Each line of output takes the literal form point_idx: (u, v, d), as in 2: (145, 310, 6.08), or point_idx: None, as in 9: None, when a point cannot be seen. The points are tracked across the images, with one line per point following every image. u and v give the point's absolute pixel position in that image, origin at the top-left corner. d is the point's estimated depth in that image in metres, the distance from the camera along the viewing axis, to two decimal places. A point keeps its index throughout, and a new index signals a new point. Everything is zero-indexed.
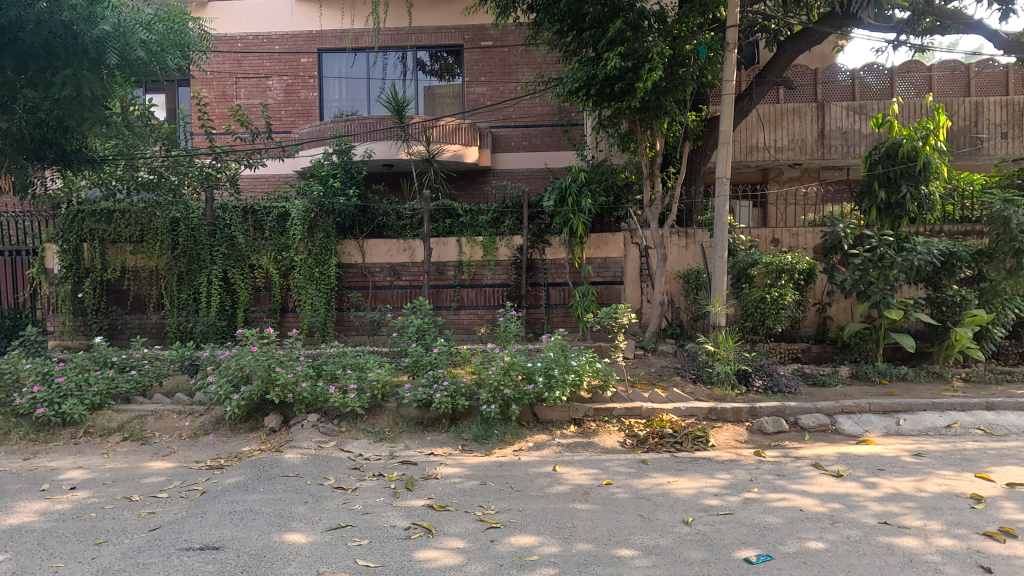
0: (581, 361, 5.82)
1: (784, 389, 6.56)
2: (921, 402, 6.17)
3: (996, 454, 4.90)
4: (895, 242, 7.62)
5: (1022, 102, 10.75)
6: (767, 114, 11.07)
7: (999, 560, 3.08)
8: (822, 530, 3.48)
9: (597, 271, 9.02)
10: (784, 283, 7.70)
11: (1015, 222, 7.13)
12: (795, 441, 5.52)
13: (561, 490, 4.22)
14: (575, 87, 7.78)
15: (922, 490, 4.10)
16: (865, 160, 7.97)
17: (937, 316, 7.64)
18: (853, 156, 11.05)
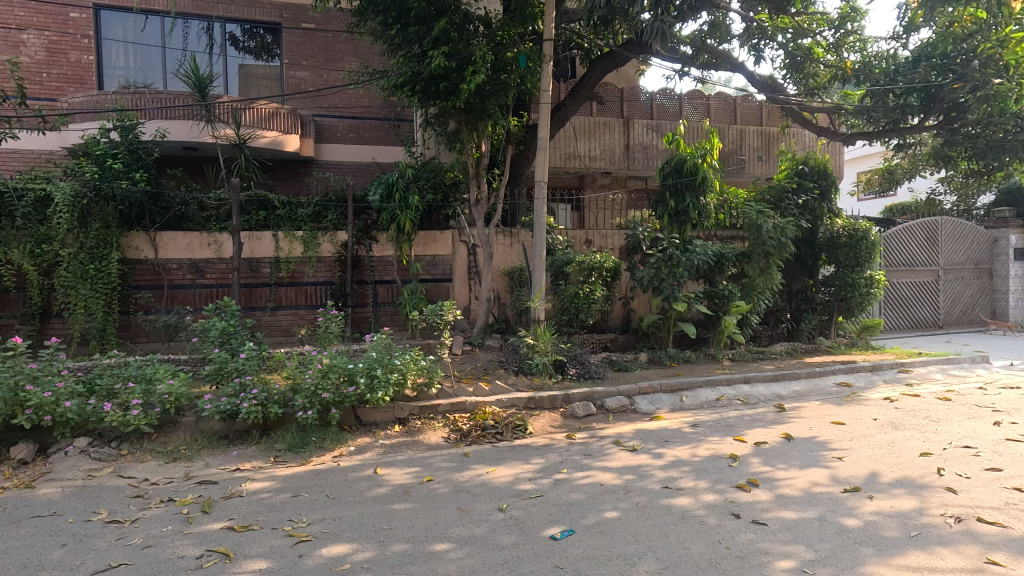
0: (405, 359, 5.76)
1: (594, 375, 7.25)
2: (699, 379, 7.29)
3: (749, 419, 5.98)
4: (681, 244, 8.86)
5: (771, 132, 13.26)
6: (582, 125, 12.09)
7: (745, 507, 3.75)
8: (617, 501, 3.90)
9: (425, 269, 9.00)
10: (594, 279, 8.49)
11: (765, 229, 8.78)
12: (601, 422, 6.11)
13: (380, 492, 4.12)
14: (400, 82, 7.64)
15: (695, 455, 4.84)
16: (659, 172, 9.14)
17: (712, 308, 9.08)
18: (652, 168, 12.61)
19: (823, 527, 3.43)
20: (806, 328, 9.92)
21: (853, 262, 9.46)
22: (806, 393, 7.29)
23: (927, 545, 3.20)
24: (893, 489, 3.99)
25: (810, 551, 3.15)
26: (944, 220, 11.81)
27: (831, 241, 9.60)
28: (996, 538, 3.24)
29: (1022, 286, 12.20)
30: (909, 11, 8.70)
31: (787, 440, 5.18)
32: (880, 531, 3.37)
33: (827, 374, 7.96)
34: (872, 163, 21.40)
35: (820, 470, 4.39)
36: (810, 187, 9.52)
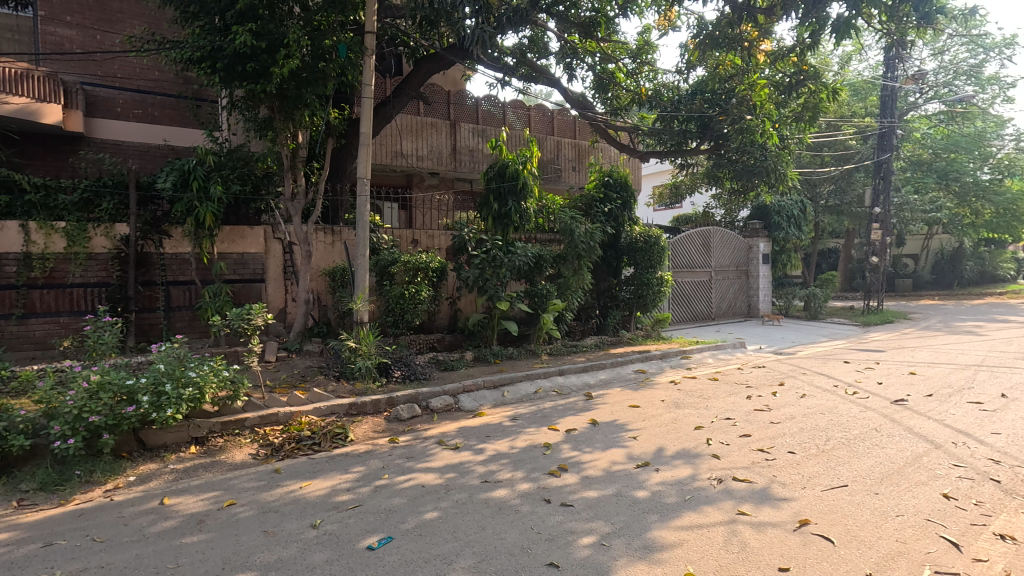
0: (203, 371, 5.08)
1: (419, 376, 7.20)
2: (520, 374, 7.70)
3: (562, 409, 6.48)
4: (503, 245, 9.26)
5: (583, 145, 14.55)
6: (409, 124, 11.96)
7: (555, 491, 4.04)
8: (437, 501, 3.91)
9: (231, 268, 8.08)
10: (420, 279, 8.45)
11: (577, 234, 9.59)
12: (425, 422, 6.09)
13: (167, 526, 3.57)
14: (197, 57, 6.75)
15: (513, 447, 5.08)
16: (483, 176, 9.44)
17: (532, 306, 9.65)
18: (477, 172, 12.98)
19: (619, 501, 3.85)
20: (611, 323, 11.11)
21: (648, 265, 10.83)
22: (610, 380, 8.17)
23: (697, 505, 3.78)
24: (675, 460, 4.65)
25: (608, 525, 3.50)
26: (714, 229, 14.12)
27: (630, 246, 10.87)
28: (745, 492, 3.96)
29: (768, 284, 15.14)
30: (688, 51, 10.23)
31: (593, 426, 5.72)
32: (663, 498, 3.89)
33: (627, 362, 9.01)
34: (663, 178, 24.80)
35: (618, 450, 4.93)
36: (614, 197, 10.66)
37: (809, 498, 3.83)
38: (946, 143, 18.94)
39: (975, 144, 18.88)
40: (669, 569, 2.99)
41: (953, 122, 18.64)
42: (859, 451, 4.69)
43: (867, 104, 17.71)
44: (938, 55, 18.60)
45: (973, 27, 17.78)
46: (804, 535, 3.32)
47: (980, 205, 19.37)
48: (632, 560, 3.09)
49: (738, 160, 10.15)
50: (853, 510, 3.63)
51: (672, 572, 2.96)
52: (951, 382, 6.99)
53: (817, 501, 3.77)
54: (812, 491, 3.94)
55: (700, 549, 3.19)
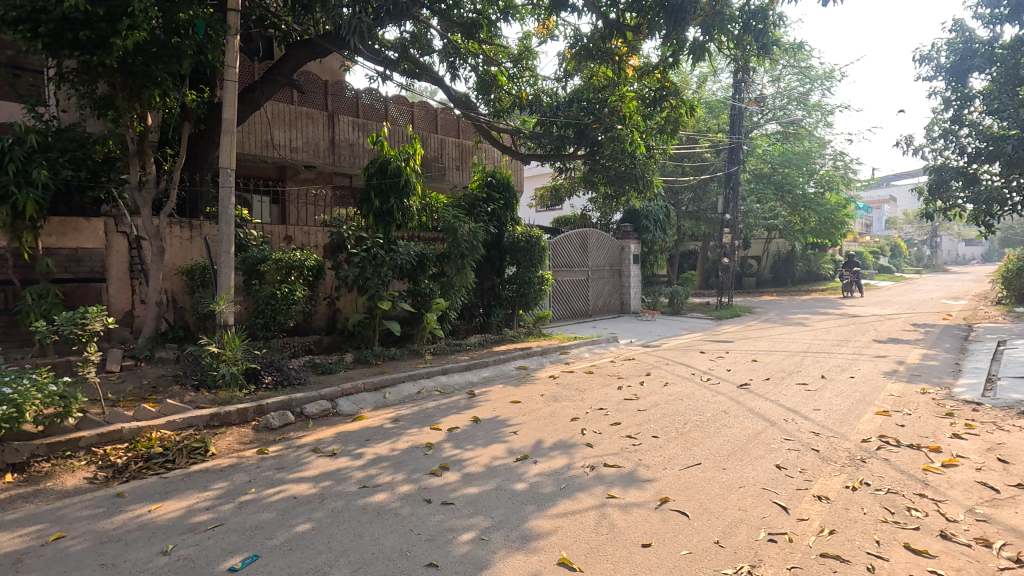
0: (22, 385, 4.34)
1: (293, 381, 6.78)
2: (402, 375, 7.55)
3: (444, 408, 6.46)
4: (385, 244, 9.02)
5: (467, 144, 14.60)
6: (281, 113, 11.20)
7: (436, 491, 4.03)
8: (311, 511, 3.71)
9: (62, 266, 7.16)
10: (293, 278, 7.95)
11: (461, 233, 9.62)
12: (299, 430, 5.74)
13: None
14: (13, 18, 5.75)
15: (394, 449, 4.97)
16: (363, 172, 9.11)
17: (416, 305, 9.51)
18: (357, 167, 12.49)
19: (499, 495, 3.93)
20: (494, 321, 11.29)
21: (529, 264, 11.15)
22: (492, 377, 8.30)
23: (571, 492, 3.98)
24: (552, 451, 4.85)
25: (488, 519, 3.56)
26: (591, 231, 14.93)
27: (513, 245, 11.11)
28: (614, 476, 4.24)
29: (638, 283, 16.30)
30: (565, 60, 10.71)
31: (475, 423, 5.77)
32: (541, 489, 4.04)
33: (510, 359, 9.22)
34: (543, 181, 25.73)
35: (499, 445, 5.03)
36: (497, 197, 10.83)
37: (669, 477, 4.20)
38: (781, 159, 21.73)
39: (803, 162, 21.90)
40: (545, 556, 3.12)
41: (786, 141, 21.46)
42: (711, 431, 5.23)
43: (719, 121, 19.78)
44: (775, 82, 21.28)
45: (802, 60, 20.58)
46: (664, 512, 3.64)
47: (807, 214, 22.52)
48: (510, 551, 3.17)
49: (610, 166, 10.81)
50: (705, 485, 4.04)
51: (547, 559, 3.08)
52: (784, 367, 8.05)
53: (676, 480, 4.14)
54: (672, 471, 4.33)
55: (573, 534, 3.36)
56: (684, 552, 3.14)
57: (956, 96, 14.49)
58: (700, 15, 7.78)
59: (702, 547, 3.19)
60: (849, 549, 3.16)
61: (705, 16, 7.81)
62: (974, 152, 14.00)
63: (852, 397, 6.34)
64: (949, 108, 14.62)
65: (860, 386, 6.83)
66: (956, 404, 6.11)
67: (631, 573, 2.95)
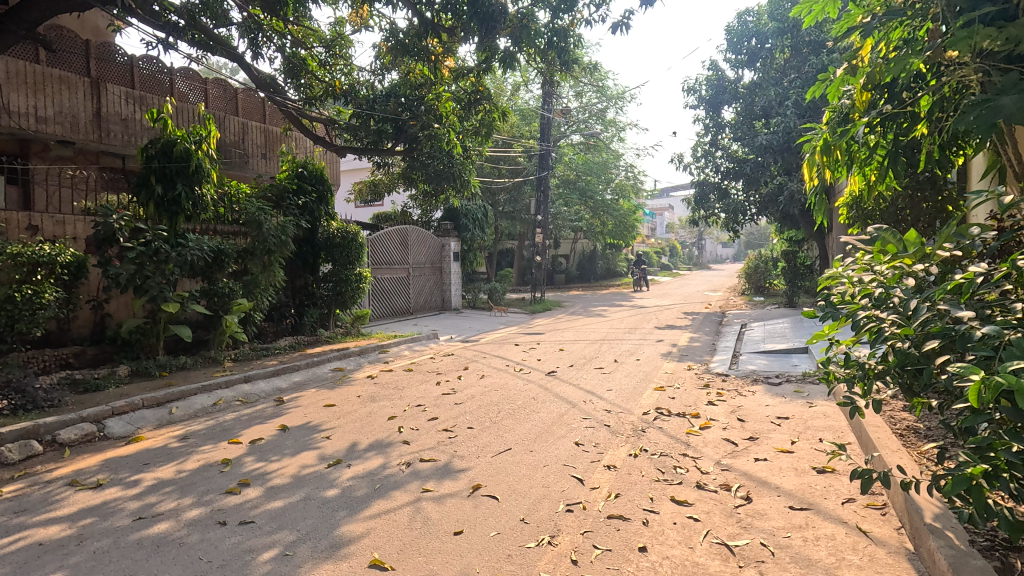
0: None
1: (41, 404, 5.55)
2: (193, 386, 6.67)
3: (247, 419, 5.86)
4: (169, 237, 7.84)
5: (274, 131, 13.42)
6: (20, 72, 9.05)
7: (233, 511, 3.64)
8: (64, 557, 3.08)
9: None
10: (40, 277, 6.48)
11: (265, 227, 8.82)
12: (50, 461, 4.71)
13: None
14: None
15: (181, 471, 4.37)
16: (140, 153, 7.81)
17: (212, 307, 8.46)
18: (134, 146, 10.66)
19: (307, 505, 3.71)
20: (308, 322, 10.57)
21: (346, 261, 10.67)
22: (304, 382, 7.78)
23: (386, 492, 3.92)
24: (367, 453, 4.72)
25: (293, 532, 3.33)
26: (411, 228, 14.87)
27: (327, 241, 10.52)
28: (429, 470, 4.30)
29: (458, 280, 16.68)
30: (381, 52, 10.45)
31: (282, 432, 5.35)
32: (353, 492, 3.91)
33: (324, 361, 8.73)
34: (361, 175, 24.87)
35: (310, 452, 4.74)
36: (309, 190, 10.14)
37: (481, 465, 4.39)
38: (584, 167, 24.08)
39: (602, 171, 24.50)
40: (356, 561, 3.03)
41: (588, 152, 23.84)
42: (520, 418, 5.59)
43: (531, 128, 21.20)
44: (578, 96, 23.43)
45: (600, 80, 22.92)
46: (475, 498, 3.79)
47: (606, 218, 25.27)
48: (318, 562, 3.02)
49: (429, 164, 10.85)
50: (513, 468, 4.30)
51: (358, 563, 3.00)
52: (585, 354, 8.96)
53: (487, 466, 4.34)
54: (484, 458, 4.53)
55: (385, 533, 3.32)
56: (493, 533, 3.32)
57: (713, 124, 17.53)
58: (508, 26, 8.32)
59: (509, 526, 3.40)
60: (630, 508, 3.65)
61: (513, 28, 8.37)
62: (725, 171, 17.13)
63: (637, 377, 7.31)
64: (708, 133, 17.63)
65: (644, 367, 7.92)
66: (711, 377, 7.45)
67: (442, 562, 3.02)
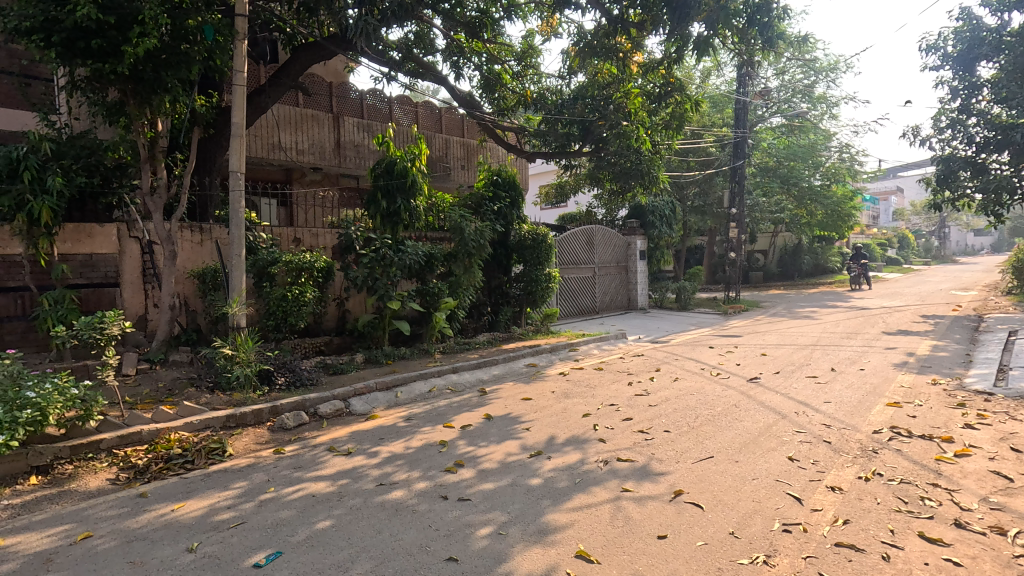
0: (45, 389, 4.47)
1: (306, 382, 6.87)
2: (413, 374, 7.62)
3: (456, 406, 6.51)
4: (393, 244, 9.06)
5: (471, 144, 14.63)
6: (287, 116, 11.31)
7: (452, 487, 4.08)
8: (330, 509, 3.78)
9: (78, 270, 7.27)
10: (304, 280, 8.05)
11: (467, 232, 9.65)
12: (313, 429, 5.80)
13: (5, 569, 3.12)
14: (26, 27, 5.83)
15: (409, 447, 5.04)
16: (370, 173, 9.17)
17: (425, 305, 9.57)
18: (363, 168, 12.55)
19: (515, 490, 3.98)
20: (502, 319, 11.31)
21: (536, 262, 11.17)
22: (502, 375, 8.36)
23: (586, 486, 4.02)
24: (565, 446, 4.89)
25: (504, 514, 3.61)
26: (597, 228, 14.95)
27: (519, 243, 11.14)
28: (628, 470, 4.29)
29: (644, 279, 16.34)
30: (569, 57, 10.70)
31: (487, 420, 5.82)
32: (555, 483, 4.09)
33: (519, 357, 9.26)
34: (548, 179, 26.01)
35: (512, 442, 5.07)
36: (503, 196, 10.86)
37: (682, 471, 4.24)
38: (787, 152, 21.64)
39: (809, 154, 21.79)
40: (563, 549, 3.16)
41: (792, 134, 21.42)
42: (721, 425, 5.26)
43: (724, 115, 19.83)
44: (779, 74, 21.17)
45: (807, 52, 20.41)
46: (678, 505, 3.67)
47: (814, 207, 22.44)
48: (528, 544, 3.22)
49: (616, 162, 10.84)
50: (718, 477, 4.07)
51: (565, 552, 3.13)
52: (793, 361, 8.06)
53: (689, 473, 4.18)
54: (685, 464, 4.36)
55: (589, 527, 3.41)
56: (700, 543, 3.18)
57: (963, 86, 14.39)
58: (703, 10, 7.84)
59: (718, 538, 3.23)
60: (863, 538, 3.19)
61: (708, 11, 7.85)
62: (982, 141, 13.91)
63: (862, 389, 6.34)
64: (956, 98, 14.51)
65: (871, 378, 6.83)
66: (968, 394, 6.09)
67: (648, 564, 2.99)
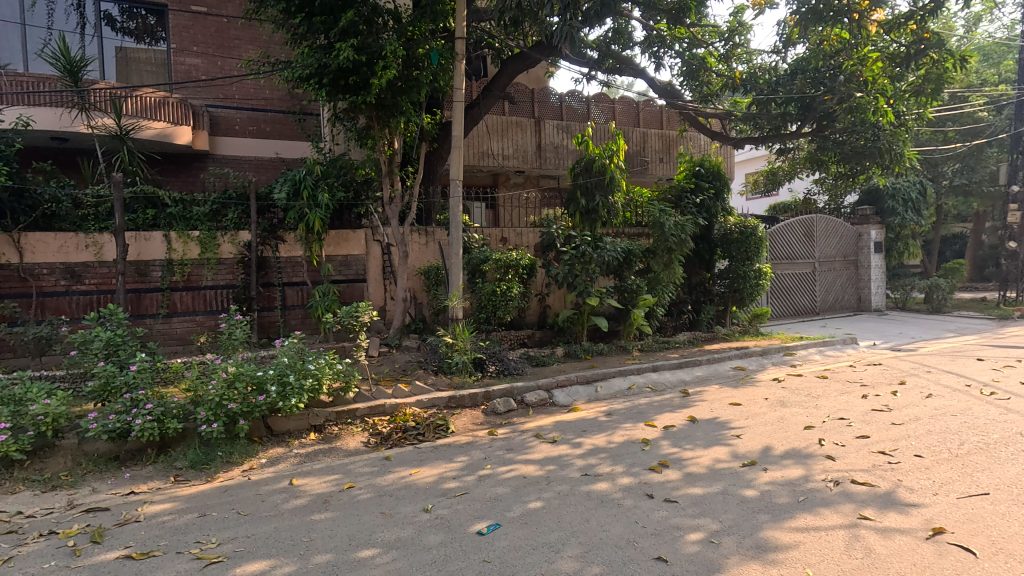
0: (320, 364, 5.59)
1: (513, 371, 7.39)
2: (612, 370, 7.66)
3: (658, 405, 6.36)
4: (592, 241, 9.19)
5: (671, 135, 14.10)
6: (496, 125, 12.23)
7: (658, 487, 4.00)
8: (540, 491, 4.02)
9: (337, 269, 8.66)
10: (511, 276, 8.66)
11: (668, 226, 9.32)
12: (521, 416, 6.23)
13: (298, 503, 3.99)
14: (306, 73, 7.27)
15: (611, 442, 5.08)
16: (570, 172, 9.45)
17: (623, 302, 9.53)
18: (562, 168, 12.99)
19: (727, 499, 3.74)
20: (704, 318, 10.68)
21: (744, 257, 10.30)
22: (707, 377, 7.90)
23: (813, 506, 3.60)
24: (784, 460, 4.43)
25: (716, 522, 3.42)
26: (818, 218, 13.21)
27: (725, 237, 10.40)
28: (867, 496, 3.71)
29: (880, 275, 13.94)
30: (787, 28, 9.60)
31: (692, 423, 5.58)
32: (774, 498, 3.74)
33: (725, 359, 8.66)
34: (758, 165, 23.79)
35: (721, 448, 4.77)
36: (706, 187, 10.23)
37: (943, 505, 3.52)
38: None
39: None
40: (787, 571, 2.88)
41: None
42: (1000, 457, 4.23)
43: (1000, 70, 15.85)
44: None
45: None
46: (939, 544, 3.06)
47: None
48: (745, 558, 3.01)
49: (845, 141, 9.49)
50: (998, 520, 3.29)
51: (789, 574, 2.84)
52: None
53: (953, 509, 3.45)
54: (947, 498, 3.61)
55: (818, 552, 3.04)
56: None
57: None
58: None
59: None
60: None
61: None
62: None
63: None
64: None
65: None
66: None
67: None
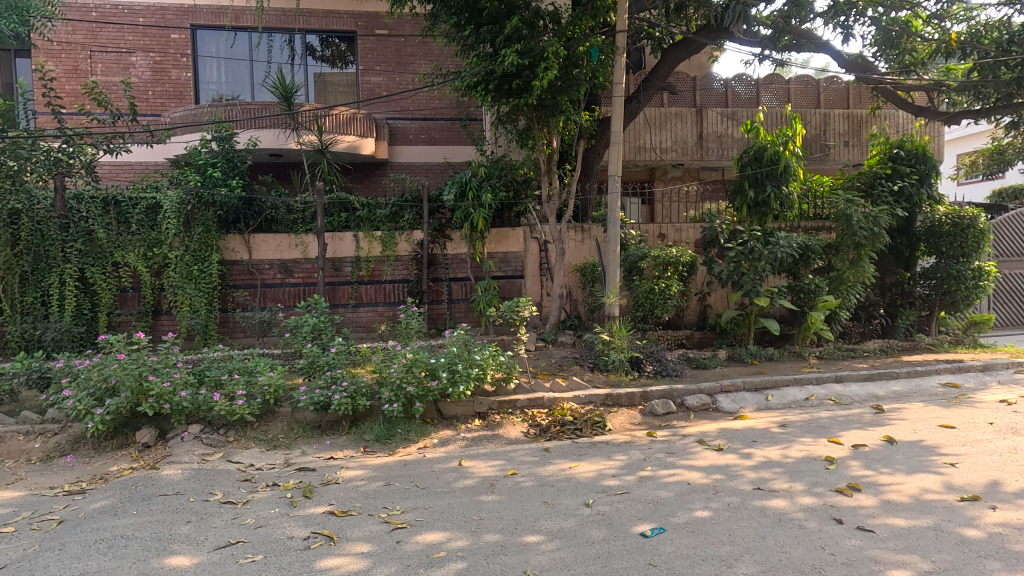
0: (485, 355, 5.93)
1: (671, 372, 7.10)
2: (785, 378, 6.96)
3: (843, 421, 5.64)
4: (762, 236, 8.41)
5: (860, 115, 12.39)
6: (654, 117, 11.81)
7: (848, 512, 3.55)
8: (707, 500, 3.81)
9: (498, 265, 9.07)
10: (670, 274, 8.33)
11: (856, 218, 8.19)
12: (681, 420, 5.98)
13: (468, 483, 4.28)
14: (473, 82, 7.71)
15: (787, 456, 4.62)
16: (736, 163, 8.79)
17: (797, 303, 8.62)
18: (726, 158, 12.13)
19: (940, 537, 3.19)
20: (902, 324, 9.20)
21: (957, 253, 8.67)
22: (907, 394, 6.79)
23: None
24: (1020, 499, 3.64)
25: (927, 562, 2.94)
26: None
27: (931, 230, 8.85)
28: None
29: None
30: None
31: (888, 444, 4.85)
32: (1008, 544, 3.09)
33: (931, 373, 7.37)
34: (981, 143, 19.77)
35: (930, 476, 4.07)
36: (907, 171, 8.79)
37: None
38: None
39: None
40: None
41: None
42: None
43: None
44: None
45: None
46: None
47: None
48: None
49: None
50: None
51: None
52: None
53: None
54: None
55: None
56: None
57: None
58: None
59: None
60: None
61: None
62: None
63: None
64: None
65: None
66: None
67: None
